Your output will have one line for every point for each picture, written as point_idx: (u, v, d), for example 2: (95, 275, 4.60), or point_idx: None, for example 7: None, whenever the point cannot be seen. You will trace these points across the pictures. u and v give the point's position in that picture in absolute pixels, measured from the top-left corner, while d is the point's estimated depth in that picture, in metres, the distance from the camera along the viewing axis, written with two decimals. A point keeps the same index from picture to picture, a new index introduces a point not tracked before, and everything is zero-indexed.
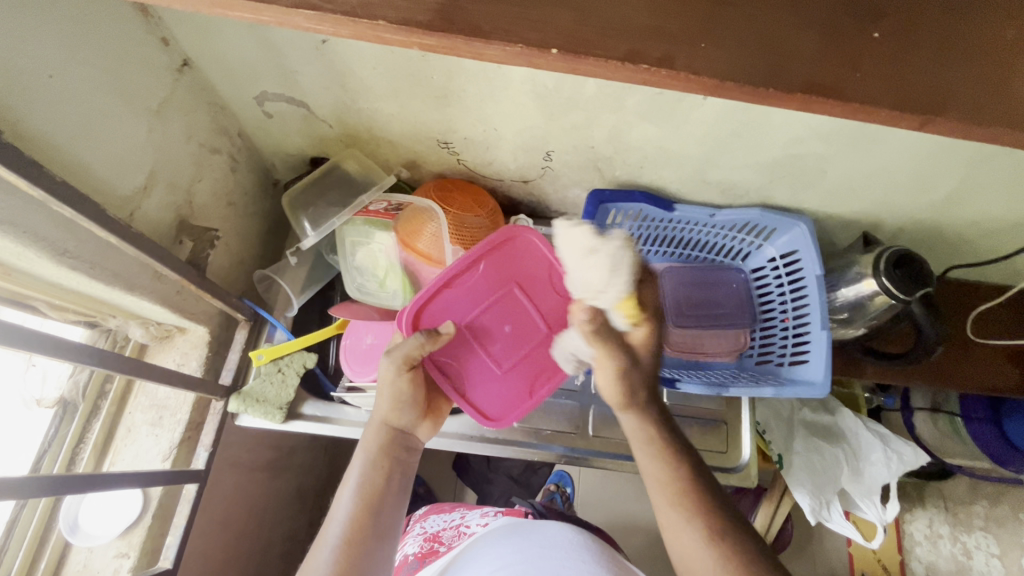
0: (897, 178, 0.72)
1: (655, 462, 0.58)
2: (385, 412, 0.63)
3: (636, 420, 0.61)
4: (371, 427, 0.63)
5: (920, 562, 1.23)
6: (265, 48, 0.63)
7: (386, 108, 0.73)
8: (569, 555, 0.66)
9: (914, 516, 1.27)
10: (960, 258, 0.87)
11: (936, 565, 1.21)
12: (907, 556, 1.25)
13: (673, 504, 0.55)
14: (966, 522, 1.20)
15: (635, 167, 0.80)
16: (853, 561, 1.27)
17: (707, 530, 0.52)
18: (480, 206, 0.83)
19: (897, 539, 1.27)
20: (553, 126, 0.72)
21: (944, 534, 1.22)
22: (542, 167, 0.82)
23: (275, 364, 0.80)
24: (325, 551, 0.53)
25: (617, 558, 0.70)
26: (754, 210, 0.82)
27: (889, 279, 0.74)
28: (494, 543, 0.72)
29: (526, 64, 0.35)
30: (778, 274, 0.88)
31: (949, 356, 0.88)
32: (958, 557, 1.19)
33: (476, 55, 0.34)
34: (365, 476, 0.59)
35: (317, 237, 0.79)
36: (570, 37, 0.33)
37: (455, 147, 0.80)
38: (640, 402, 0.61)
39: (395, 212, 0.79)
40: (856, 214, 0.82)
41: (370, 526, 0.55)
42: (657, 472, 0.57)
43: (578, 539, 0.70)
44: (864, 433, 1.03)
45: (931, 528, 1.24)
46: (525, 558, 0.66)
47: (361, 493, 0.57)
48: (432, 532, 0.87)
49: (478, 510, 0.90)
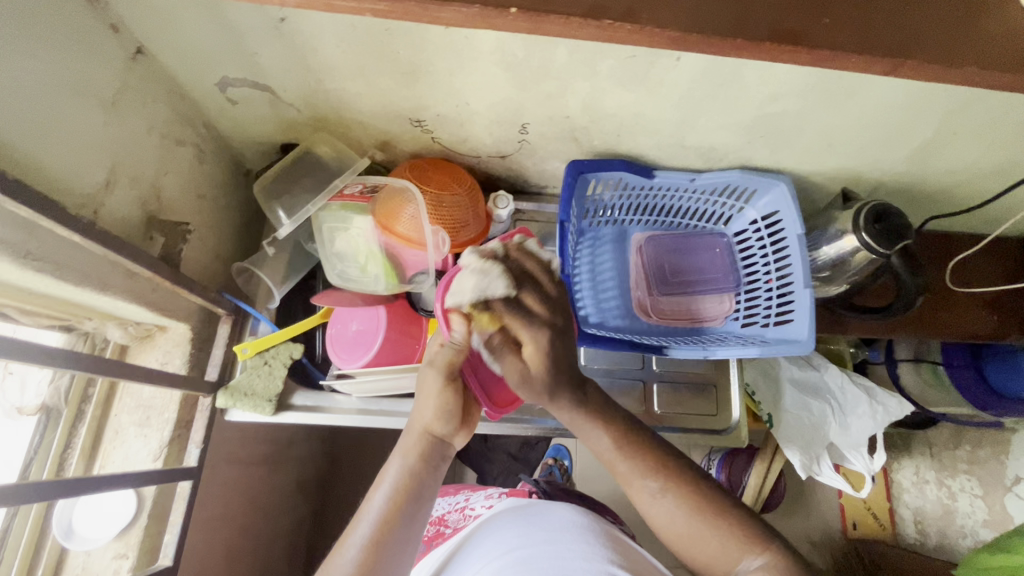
0: (874, 131, 0.72)
1: (601, 439, 0.61)
2: (428, 419, 0.61)
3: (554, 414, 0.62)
4: (411, 433, 0.62)
5: (908, 508, 1.35)
6: (223, 30, 0.61)
7: (354, 88, 0.71)
8: (574, 537, 0.67)
9: (901, 465, 1.38)
10: (937, 210, 0.89)
11: (923, 509, 1.34)
12: (896, 502, 1.36)
13: (623, 463, 0.60)
14: (950, 467, 1.34)
15: (612, 135, 0.78)
16: (844, 511, 1.38)
17: (662, 479, 0.58)
18: (459, 183, 0.83)
19: (886, 488, 1.38)
20: (526, 97, 0.71)
21: (930, 480, 1.35)
22: (518, 140, 0.81)
23: (260, 357, 0.80)
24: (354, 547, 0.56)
25: (619, 537, 0.71)
26: (733, 172, 0.83)
27: (869, 233, 0.75)
28: (501, 526, 0.73)
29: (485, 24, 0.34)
30: (760, 236, 0.89)
31: (933, 308, 0.91)
32: (943, 499, 1.32)
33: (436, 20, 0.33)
34: (398, 483, 0.58)
35: (292, 226, 0.78)
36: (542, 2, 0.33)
37: (428, 124, 0.78)
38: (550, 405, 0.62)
39: (370, 195, 0.78)
40: (835, 170, 0.83)
41: (399, 529, 0.57)
42: (600, 444, 0.61)
43: (583, 521, 0.71)
44: (851, 387, 1.09)
45: (918, 475, 1.36)
46: (533, 542, 0.67)
47: (392, 500, 0.58)
48: (437, 515, 0.88)
49: (482, 491, 0.91)
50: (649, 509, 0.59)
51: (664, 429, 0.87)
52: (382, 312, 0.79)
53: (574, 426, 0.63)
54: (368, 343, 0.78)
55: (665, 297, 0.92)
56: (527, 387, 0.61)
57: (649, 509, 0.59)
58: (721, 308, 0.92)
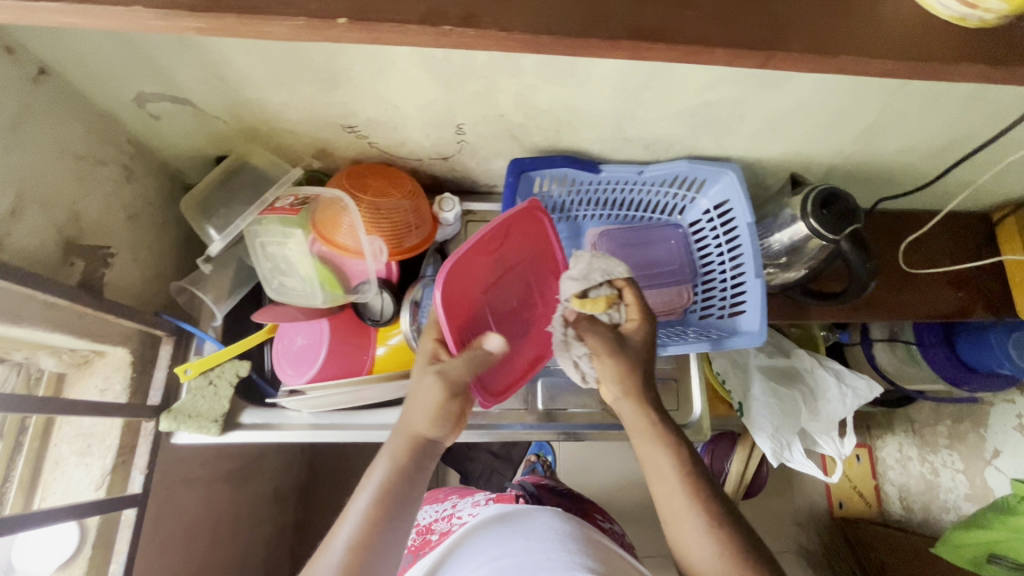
0: (816, 114, 0.70)
1: (658, 451, 0.59)
2: (424, 420, 0.59)
3: (635, 407, 0.62)
4: (405, 432, 0.59)
5: (893, 484, 1.45)
6: (124, 44, 0.58)
7: (277, 98, 0.68)
8: (554, 546, 0.65)
9: (886, 443, 1.49)
10: (893, 188, 0.87)
11: (909, 485, 1.40)
12: (882, 480, 1.48)
13: (677, 490, 0.56)
14: (932, 443, 1.36)
15: (552, 131, 0.76)
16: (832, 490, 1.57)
17: (708, 517, 0.54)
18: (398, 189, 0.80)
19: (873, 466, 1.51)
20: (455, 98, 0.69)
21: (913, 456, 1.40)
22: (456, 141, 0.78)
23: (205, 377, 0.78)
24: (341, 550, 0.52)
25: (600, 544, 0.70)
26: (680, 163, 0.81)
27: (816, 219, 0.74)
28: (477, 535, 0.72)
29: (318, 36, 0.35)
30: (713, 226, 0.87)
31: (889, 288, 0.93)
32: (925, 475, 1.36)
33: (262, 33, 0.35)
34: (390, 482, 0.56)
35: (222, 242, 0.75)
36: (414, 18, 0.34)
37: (361, 130, 0.76)
38: (637, 391, 0.62)
39: (301, 207, 0.75)
40: (784, 155, 0.81)
41: (384, 533, 0.53)
42: (660, 463, 0.58)
43: (564, 529, 0.70)
44: (819, 372, 1.09)
45: (901, 452, 1.44)
46: (508, 551, 0.66)
47: (382, 501, 0.55)
48: (424, 524, 0.88)
49: (469, 497, 0.91)
50: (687, 540, 0.54)
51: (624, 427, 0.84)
52: (324, 325, 0.79)
53: (637, 439, 0.61)
54: (312, 357, 0.78)
55: None
56: (618, 358, 0.63)
57: (688, 545, 0.54)
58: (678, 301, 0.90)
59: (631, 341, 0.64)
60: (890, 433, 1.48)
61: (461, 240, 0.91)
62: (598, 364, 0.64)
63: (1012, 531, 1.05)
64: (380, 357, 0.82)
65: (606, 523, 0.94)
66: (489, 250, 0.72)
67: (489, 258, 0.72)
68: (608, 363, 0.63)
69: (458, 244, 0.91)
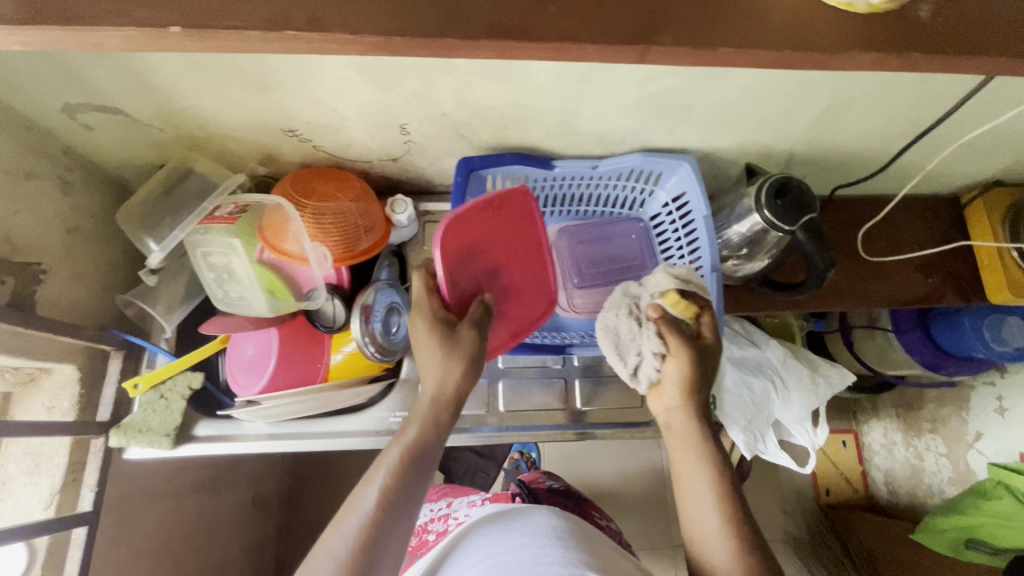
0: (766, 103, 0.68)
1: (697, 459, 0.63)
2: (436, 387, 0.59)
3: (688, 415, 0.65)
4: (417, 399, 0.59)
5: (879, 469, 1.45)
6: (38, 55, 0.57)
7: (209, 103, 0.66)
8: (546, 542, 0.64)
9: (871, 428, 1.49)
10: (856, 173, 0.85)
11: (893, 470, 1.41)
12: (867, 465, 1.48)
13: (710, 494, 0.60)
14: (916, 428, 1.35)
15: (499, 128, 0.74)
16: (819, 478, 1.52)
17: (730, 525, 0.58)
18: (342, 192, 0.78)
19: (858, 452, 1.51)
20: (393, 98, 0.67)
21: (898, 441, 1.40)
22: (403, 142, 0.77)
23: (156, 391, 0.77)
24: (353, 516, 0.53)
25: (599, 543, 0.68)
26: (633, 156, 0.79)
27: (769, 210, 0.72)
28: (481, 534, 0.70)
29: (150, 47, 0.39)
30: (673, 219, 0.86)
31: (856, 276, 0.91)
32: (910, 460, 1.36)
33: (94, 44, 0.38)
34: (405, 452, 0.56)
35: (162, 252, 0.75)
36: (331, 34, 0.38)
37: (304, 133, 0.74)
38: (696, 402, 0.64)
39: (238, 215, 0.72)
40: (740, 144, 0.79)
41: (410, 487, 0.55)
42: (696, 468, 0.62)
43: (560, 526, 0.68)
44: (793, 362, 1.07)
45: (886, 437, 1.43)
46: (506, 549, 0.64)
47: (393, 470, 0.55)
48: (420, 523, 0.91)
49: (466, 498, 0.92)
50: (706, 540, 0.59)
51: (584, 425, 0.85)
52: (273, 335, 0.79)
53: (680, 444, 0.64)
54: (261, 367, 0.78)
55: (582, 289, 0.88)
56: (690, 371, 0.64)
57: (708, 544, 0.59)
58: None
59: (705, 356, 0.65)
60: (874, 417, 1.48)
61: (419, 242, 0.90)
62: (666, 367, 0.65)
63: (991, 517, 1.02)
64: (335, 366, 0.82)
65: (603, 521, 0.96)
66: (483, 220, 0.70)
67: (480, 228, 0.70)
68: (674, 364, 0.64)
69: (416, 246, 0.90)
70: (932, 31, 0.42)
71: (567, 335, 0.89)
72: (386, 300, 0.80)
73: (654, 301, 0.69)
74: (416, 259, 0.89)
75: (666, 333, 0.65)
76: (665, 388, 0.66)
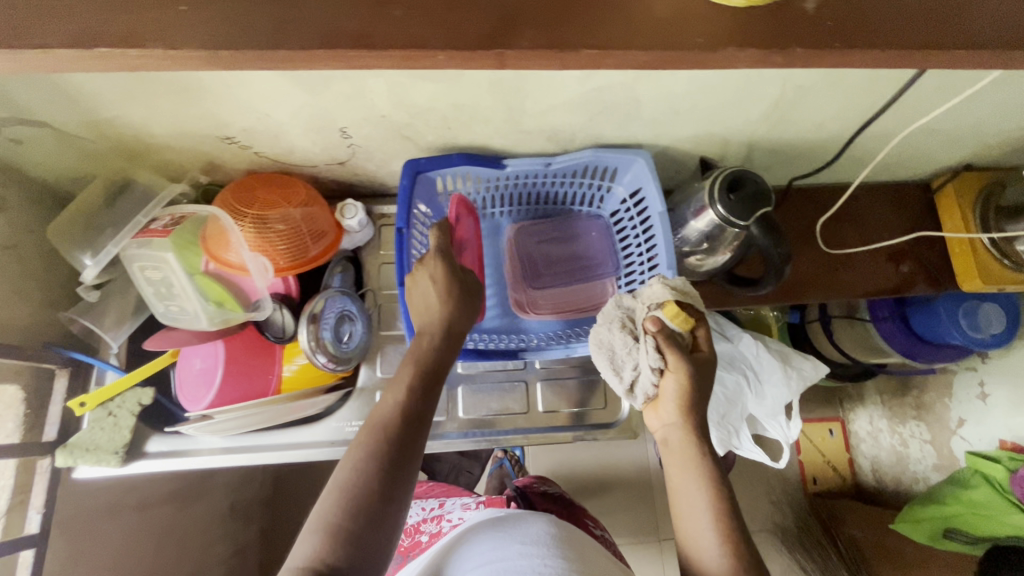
0: (714, 96, 0.65)
1: (692, 471, 0.62)
2: (447, 313, 0.66)
3: (685, 428, 0.64)
4: (427, 326, 0.65)
5: (866, 457, 1.40)
6: None
7: (136, 113, 0.64)
8: (545, 550, 0.64)
9: (857, 415, 1.42)
10: (819, 162, 0.83)
11: (880, 458, 1.35)
12: (855, 453, 1.42)
13: (706, 502, 0.60)
14: (900, 414, 1.29)
15: (443, 128, 0.72)
16: (806, 467, 1.44)
17: (722, 536, 0.58)
18: (286, 198, 0.75)
19: (846, 440, 1.44)
20: (326, 101, 0.64)
21: (883, 428, 1.34)
22: (347, 145, 0.74)
23: (104, 409, 0.76)
24: (385, 411, 0.58)
25: (593, 552, 0.68)
26: (585, 152, 0.77)
27: (722, 205, 0.70)
28: (473, 541, 0.69)
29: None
30: (631, 215, 0.84)
31: (823, 268, 0.89)
32: (896, 446, 1.30)
33: None
34: (420, 365, 0.62)
35: (97, 267, 0.71)
36: (183, 49, 0.37)
37: (242, 140, 0.72)
38: (694, 412, 0.64)
39: (172, 228, 0.70)
40: (695, 137, 0.76)
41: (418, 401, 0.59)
42: (690, 480, 0.62)
43: (557, 534, 0.68)
44: (766, 355, 1.05)
45: (872, 424, 1.37)
46: (504, 556, 0.63)
47: (418, 377, 0.61)
48: (411, 524, 0.90)
49: (460, 501, 0.93)
50: (698, 550, 0.59)
51: (546, 428, 0.84)
52: (220, 349, 0.77)
53: (673, 457, 0.65)
54: (209, 381, 0.77)
55: (539, 291, 0.88)
56: (690, 383, 0.64)
57: (702, 556, 0.59)
58: (602, 294, 0.87)
59: (703, 364, 0.66)
60: (861, 405, 1.41)
61: (375, 246, 0.88)
62: (664, 381, 0.65)
63: (968, 506, 1.00)
64: (287, 377, 0.81)
65: (598, 530, 0.93)
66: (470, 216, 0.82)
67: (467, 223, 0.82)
68: (672, 378, 0.64)
69: (372, 250, 0.88)
70: (814, 23, 0.40)
71: (528, 338, 0.86)
72: (337, 309, 0.79)
73: (650, 312, 0.69)
74: (372, 264, 0.88)
75: (662, 348, 0.65)
76: (663, 401, 0.66)
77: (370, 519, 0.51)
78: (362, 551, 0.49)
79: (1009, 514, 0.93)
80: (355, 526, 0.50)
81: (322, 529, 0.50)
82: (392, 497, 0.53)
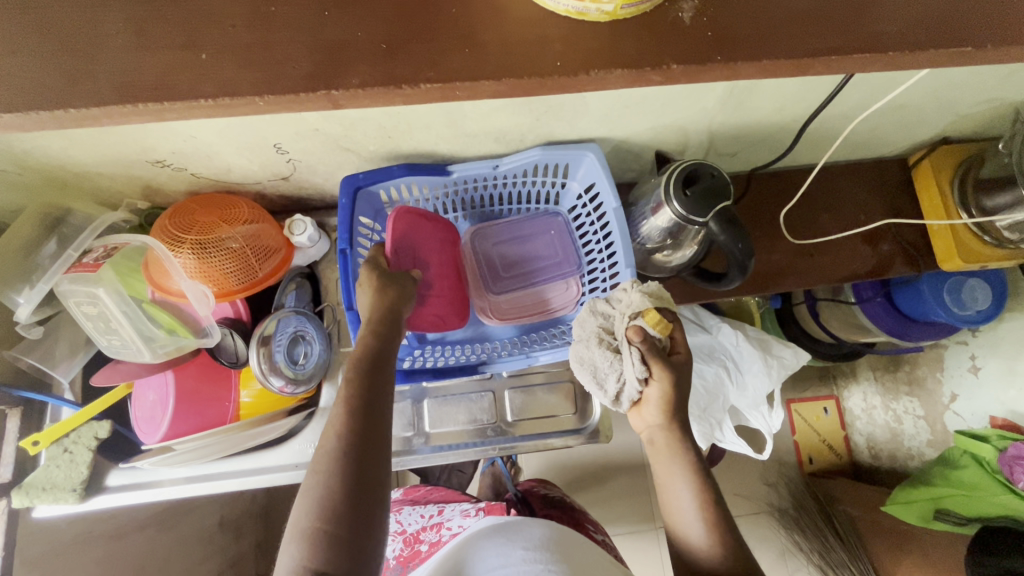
0: (661, 91, 0.62)
1: (676, 462, 0.60)
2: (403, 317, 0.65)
3: (667, 426, 0.61)
4: (369, 315, 0.64)
5: (861, 434, 1.32)
6: None
7: (54, 146, 0.61)
8: (544, 560, 0.63)
9: (851, 392, 1.34)
10: (786, 145, 0.79)
11: (874, 435, 1.29)
12: (849, 431, 1.34)
13: (693, 491, 0.59)
14: (893, 390, 1.24)
15: (382, 138, 0.68)
16: (801, 450, 1.36)
17: (708, 524, 0.57)
18: (227, 220, 0.72)
19: (840, 418, 1.36)
20: (250, 120, 0.61)
21: (877, 404, 1.28)
22: (285, 160, 0.71)
23: (59, 446, 0.74)
24: (339, 408, 0.55)
25: (591, 560, 0.67)
26: (534, 151, 0.73)
27: (679, 202, 0.67)
28: (473, 548, 0.67)
29: None
30: (588, 211, 0.82)
31: (796, 255, 0.85)
32: (890, 423, 1.24)
33: None
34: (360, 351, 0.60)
35: (30, 306, 0.68)
36: (96, 104, 0.39)
37: (173, 163, 0.68)
38: (677, 411, 0.61)
39: (103, 260, 0.67)
40: (651, 129, 0.72)
41: (368, 393, 0.55)
42: (673, 472, 0.60)
43: (557, 538, 0.67)
44: (745, 346, 1.02)
45: (867, 401, 1.30)
46: (506, 565, 0.63)
47: (364, 367, 0.58)
48: (410, 534, 0.83)
49: (458, 505, 0.86)
50: (685, 535, 0.58)
51: (518, 437, 0.82)
52: (172, 380, 0.75)
53: (655, 451, 0.62)
54: (163, 413, 0.75)
55: (499, 295, 0.85)
56: (674, 387, 0.60)
57: (691, 543, 0.58)
58: (568, 295, 0.85)
59: (683, 365, 0.61)
60: (855, 382, 1.33)
61: (331, 259, 0.85)
62: (650, 389, 0.60)
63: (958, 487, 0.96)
64: (246, 403, 0.79)
65: (598, 533, 0.90)
66: (427, 223, 0.79)
67: (427, 232, 0.79)
68: (656, 386, 0.60)
69: (328, 263, 0.85)
70: (693, 33, 0.42)
71: (491, 345, 0.86)
72: (290, 329, 0.78)
73: (629, 321, 0.62)
74: (328, 278, 0.85)
75: (647, 357, 0.59)
76: (648, 407, 0.61)
77: (349, 513, 0.48)
78: (348, 551, 0.47)
79: (997, 494, 0.90)
80: (334, 528, 0.48)
81: (300, 532, 0.48)
82: (369, 492, 0.50)
